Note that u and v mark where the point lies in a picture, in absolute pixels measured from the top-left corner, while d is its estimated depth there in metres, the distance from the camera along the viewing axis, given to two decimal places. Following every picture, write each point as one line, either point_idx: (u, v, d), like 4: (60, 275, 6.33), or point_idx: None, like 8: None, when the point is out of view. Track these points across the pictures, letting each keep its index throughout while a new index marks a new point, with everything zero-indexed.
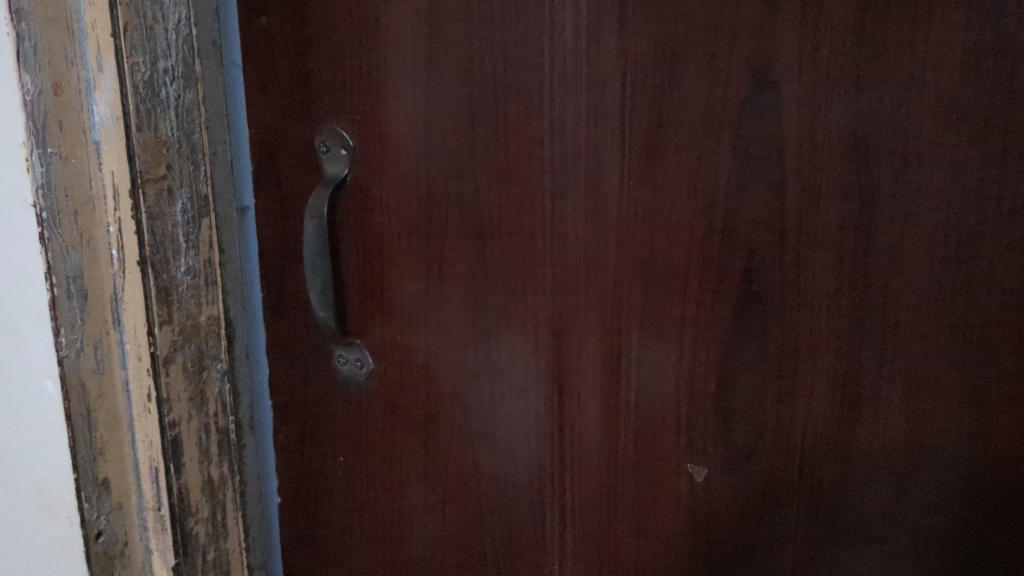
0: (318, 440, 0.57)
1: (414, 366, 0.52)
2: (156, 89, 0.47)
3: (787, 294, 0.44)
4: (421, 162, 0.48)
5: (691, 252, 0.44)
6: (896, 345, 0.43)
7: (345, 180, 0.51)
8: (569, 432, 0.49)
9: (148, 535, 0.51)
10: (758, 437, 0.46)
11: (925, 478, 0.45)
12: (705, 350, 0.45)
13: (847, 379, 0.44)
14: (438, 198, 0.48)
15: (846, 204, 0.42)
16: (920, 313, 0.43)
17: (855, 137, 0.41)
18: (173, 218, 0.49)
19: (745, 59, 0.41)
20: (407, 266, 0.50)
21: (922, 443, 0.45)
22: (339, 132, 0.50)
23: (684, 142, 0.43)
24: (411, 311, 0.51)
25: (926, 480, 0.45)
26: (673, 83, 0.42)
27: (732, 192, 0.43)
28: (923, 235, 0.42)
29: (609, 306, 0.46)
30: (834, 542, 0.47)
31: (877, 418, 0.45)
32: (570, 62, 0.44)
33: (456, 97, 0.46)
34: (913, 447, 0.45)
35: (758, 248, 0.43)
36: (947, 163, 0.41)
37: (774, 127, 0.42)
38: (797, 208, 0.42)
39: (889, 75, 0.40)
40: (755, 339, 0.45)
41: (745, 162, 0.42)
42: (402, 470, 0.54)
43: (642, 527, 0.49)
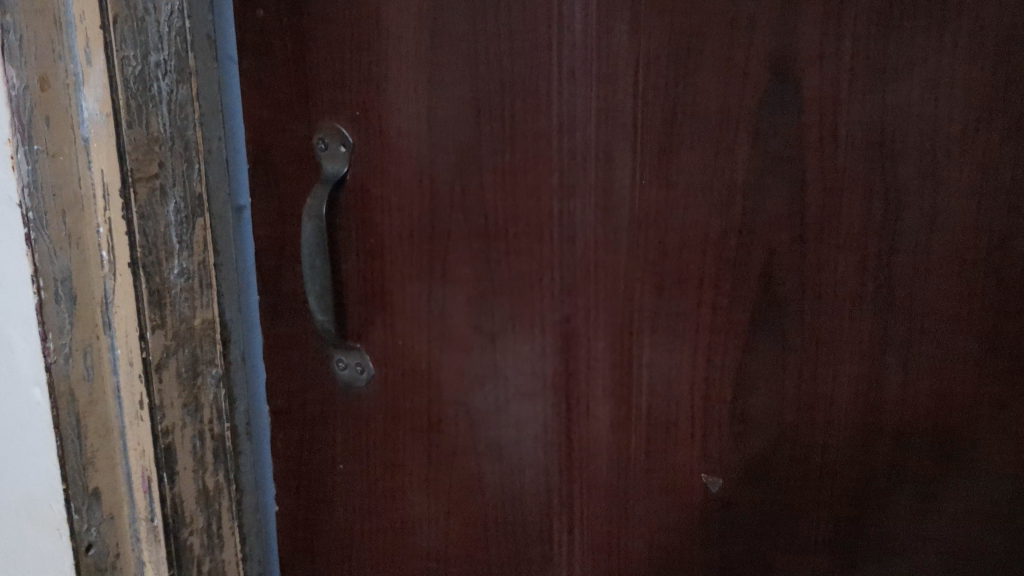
0: (317, 446, 0.55)
1: (417, 373, 0.50)
2: (148, 84, 0.45)
3: (806, 299, 0.41)
4: (423, 161, 0.47)
5: (706, 253, 0.42)
6: (920, 351, 0.40)
7: (344, 178, 0.49)
8: (577, 439, 0.47)
9: (141, 546, 0.49)
10: (775, 447, 0.43)
11: (952, 497, 0.42)
12: (720, 356, 0.43)
13: (870, 389, 0.41)
14: (441, 197, 0.47)
15: (871, 204, 0.39)
16: (950, 321, 0.40)
17: (879, 133, 0.38)
18: (166, 217, 0.47)
19: (765, 51, 0.38)
20: (408, 269, 0.49)
21: (948, 458, 0.41)
22: (338, 129, 0.49)
23: (698, 139, 0.40)
24: (413, 314, 0.49)
25: (952, 499, 0.42)
26: (688, 76, 0.40)
27: (750, 189, 0.40)
28: (951, 238, 0.39)
29: (620, 309, 0.44)
30: (855, 564, 0.44)
31: (899, 432, 0.42)
32: (580, 56, 0.42)
33: (460, 92, 0.45)
34: (939, 462, 0.42)
35: (778, 250, 0.41)
36: (976, 162, 0.38)
37: (794, 122, 0.39)
38: (819, 208, 0.40)
39: (917, 69, 0.37)
40: (773, 343, 0.42)
41: (764, 159, 0.40)
42: (405, 477, 0.53)
43: (654, 538, 0.47)
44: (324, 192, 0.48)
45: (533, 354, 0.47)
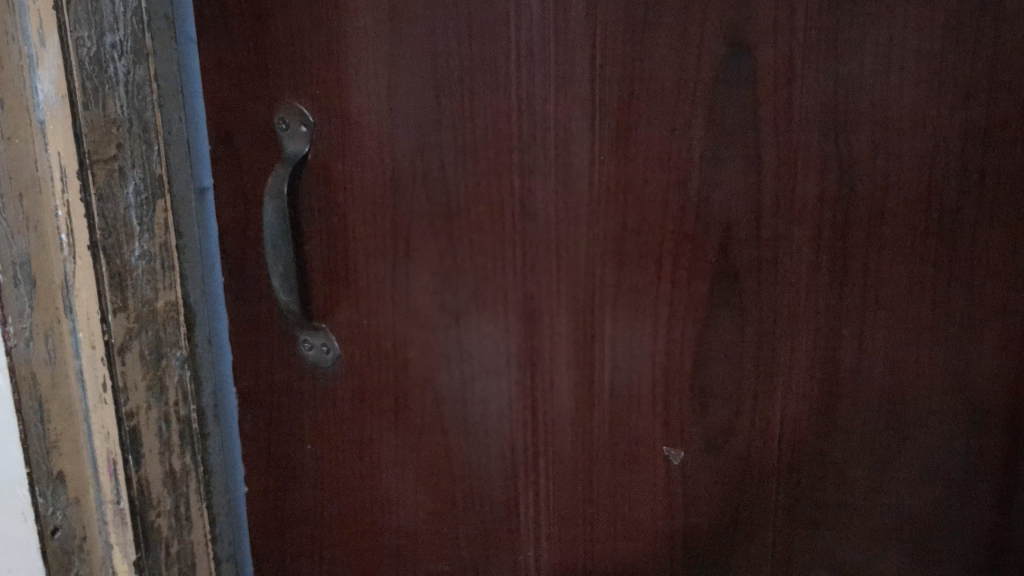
0: (286, 422, 0.55)
1: (383, 349, 0.51)
2: (103, 65, 0.44)
3: (764, 272, 0.41)
4: (384, 140, 0.46)
5: (666, 226, 0.43)
6: (876, 319, 0.40)
7: (305, 157, 0.46)
8: None
9: (107, 530, 0.49)
10: (736, 418, 0.43)
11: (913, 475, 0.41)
12: (679, 323, 0.44)
13: (828, 360, 0.41)
14: (403, 174, 0.48)
15: (824, 176, 0.39)
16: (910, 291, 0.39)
17: (833, 104, 0.38)
18: (126, 199, 0.46)
19: (719, 25, 0.39)
20: (373, 246, 0.49)
21: (903, 424, 0.40)
22: (299, 108, 0.45)
23: (655, 114, 0.41)
24: (379, 291, 0.51)
25: (914, 478, 0.41)
26: (644, 51, 0.41)
27: (706, 163, 0.41)
28: (904, 206, 0.38)
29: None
30: (813, 544, 0.43)
31: (856, 399, 0.41)
32: (536, 33, 0.45)
33: (421, 69, 0.45)
34: (893, 427, 0.40)
35: (736, 222, 0.41)
36: (928, 132, 0.37)
37: (749, 96, 0.39)
38: (774, 179, 0.40)
39: (869, 40, 0.37)
40: (731, 314, 0.42)
41: (720, 133, 0.40)
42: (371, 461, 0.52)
43: (619, 509, 0.48)
44: (285, 171, 0.45)
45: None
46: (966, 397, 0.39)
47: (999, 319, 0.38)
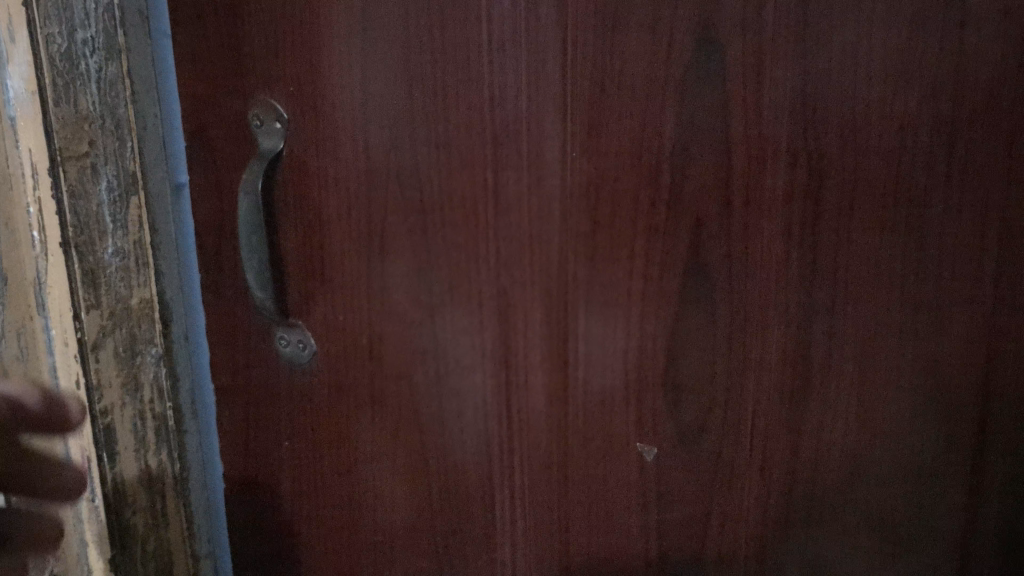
0: (265, 419, 0.54)
1: (358, 344, 0.51)
2: (75, 61, 0.44)
3: (736, 268, 0.41)
4: (358, 134, 0.46)
5: (638, 222, 0.43)
6: (847, 315, 0.40)
7: (281, 155, 0.46)
8: None
9: (83, 528, 0.49)
10: (707, 415, 0.43)
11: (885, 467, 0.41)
12: (653, 323, 0.44)
13: (797, 355, 0.41)
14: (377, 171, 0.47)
15: (794, 172, 0.39)
16: (879, 287, 0.39)
17: (802, 100, 0.38)
18: (98, 196, 0.46)
19: (689, 20, 0.39)
20: (347, 242, 0.48)
21: (873, 409, 0.41)
22: (273, 104, 0.46)
23: (625, 111, 0.41)
24: (357, 287, 0.50)
25: (885, 470, 0.41)
26: (616, 44, 0.40)
27: (677, 158, 0.40)
28: (874, 201, 0.38)
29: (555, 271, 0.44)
30: (788, 540, 0.43)
31: (826, 394, 0.41)
32: (507, 25, 0.43)
33: (393, 65, 0.45)
34: (863, 414, 0.41)
35: (707, 218, 0.41)
36: (896, 128, 0.37)
37: (718, 91, 0.39)
38: (745, 174, 0.39)
39: (835, 37, 0.37)
40: (703, 311, 0.42)
41: (690, 129, 0.40)
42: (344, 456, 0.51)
43: (594, 507, 0.47)
44: (259, 168, 0.46)
45: (472, 314, 0.53)
46: (930, 372, 0.40)
47: (962, 295, 0.39)
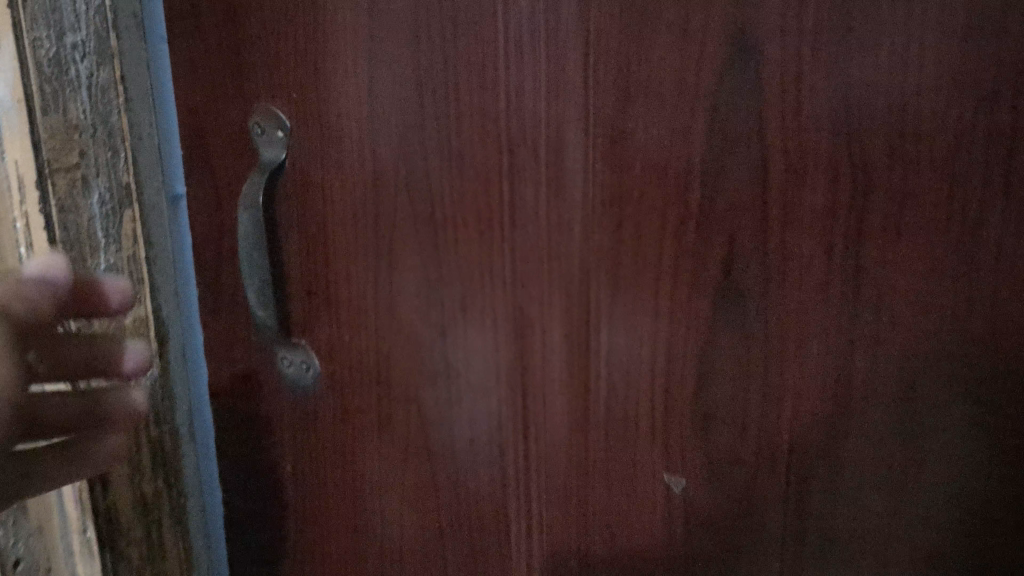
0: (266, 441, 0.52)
1: (365, 364, 0.48)
2: (64, 66, 0.42)
3: (771, 288, 0.38)
4: (364, 142, 0.44)
5: (664, 240, 0.39)
6: (887, 339, 0.37)
7: (282, 165, 0.46)
8: (533, 430, 0.45)
9: (74, 558, 0.47)
10: (740, 442, 0.40)
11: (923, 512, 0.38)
12: (681, 348, 0.40)
13: (838, 383, 0.38)
14: (384, 179, 0.44)
15: (836, 187, 0.36)
16: (930, 315, 0.36)
17: (846, 109, 0.35)
18: (89, 209, 0.44)
19: (722, 25, 0.36)
20: (353, 257, 0.46)
21: (915, 439, 0.37)
22: (274, 111, 0.46)
23: (653, 120, 0.38)
24: (360, 305, 0.47)
25: (924, 514, 0.38)
26: (643, 51, 0.38)
27: (708, 173, 0.38)
28: (922, 216, 0.35)
29: (573, 286, 0.42)
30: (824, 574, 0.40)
31: (863, 424, 0.38)
32: (526, 25, 0.39)
33: (402, 64, 0.42)
34: (905, 445, 0.37)
35: (739, 234, 0.38)
36: (949, 140, 0.34)
37: (754, 102, 0.36)
38: (782, 188, 0.37)
39: (884, 40, 0.34)
40: (736, 334, 0.39)
41: (723, 140, 0.37)
42: (358, 469, 0.50)
43: (616, 539, 0.44)
44: (261, 180, 0.46)
45: None
46: (982, 401, 0.36)
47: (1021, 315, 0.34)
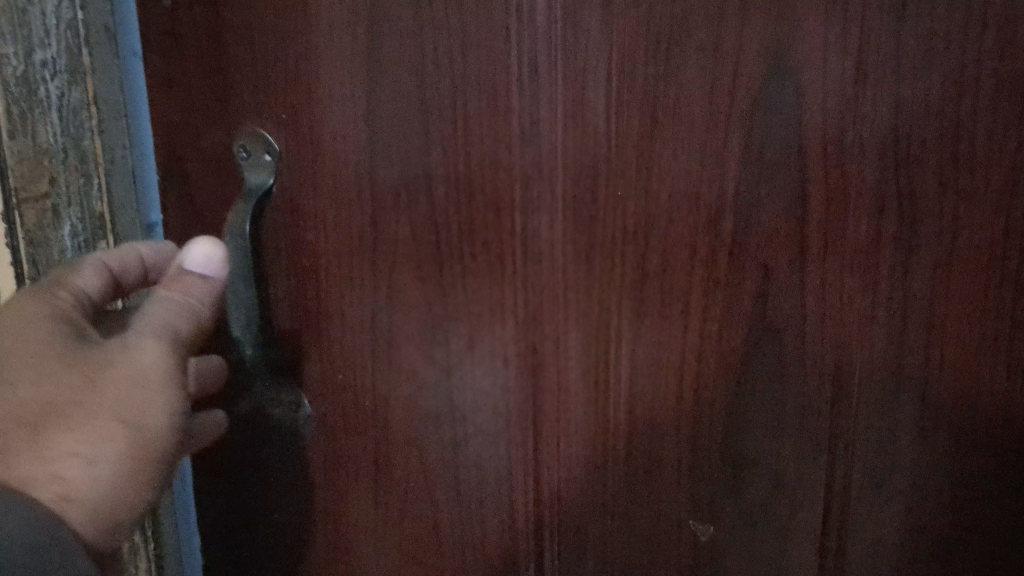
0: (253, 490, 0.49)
1: (359, 406, 0.45)
2: (31, 88, 0.40)
3: (808, 324, 0.36)
4: (362, 170, 0.41)
5: (692, 272, 0.37)
6: (939, 380, 0.34)
7: (270, 191, 0.43)
8: (548, 476, 0.43)
9: None
10: (774, 490, 0.38)
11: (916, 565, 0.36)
12: (708, 387, 0.38)
13: (884, 425, 0.36)
14: (384, 208, 0.41)
15: (883, 219, 0.34)
16: (948, 371, 0.34)
17: (894, 138, 0.33)
18: (59, 243, 0.43)
19: (759, 45, 0.34)
20: (346, 291, 0.43)
21: (967, 484, 0.35)
22: (260, 133, 0.42)
23: (680, 145, 0.36)
24: (354, 343, 0.44)
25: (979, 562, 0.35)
26: (671, 71, 0.35)
27: (742, 202, 0.35)
28: (979, 252, 0.32)
29: (591, 325, 0.41)
30: None
31: (911, 468, 0.36)
32: (541, 45, 0.37)
33: (405, 87, 0.39)
34: (955, 490, 0.35)
35: (775, 268, 0.36)
36: (1007, 174, 0.31)
37: (794, 125, 0.34)
38: (822, 218, 0.34)
39: (936, 65, 0.31)
40: (769, 375, 0.37)
41: (760, 168, 0.35)
42: (345, 516, 0.47)
43: None
44: (246, 208, 0.43)
45: None
46: None
47: None
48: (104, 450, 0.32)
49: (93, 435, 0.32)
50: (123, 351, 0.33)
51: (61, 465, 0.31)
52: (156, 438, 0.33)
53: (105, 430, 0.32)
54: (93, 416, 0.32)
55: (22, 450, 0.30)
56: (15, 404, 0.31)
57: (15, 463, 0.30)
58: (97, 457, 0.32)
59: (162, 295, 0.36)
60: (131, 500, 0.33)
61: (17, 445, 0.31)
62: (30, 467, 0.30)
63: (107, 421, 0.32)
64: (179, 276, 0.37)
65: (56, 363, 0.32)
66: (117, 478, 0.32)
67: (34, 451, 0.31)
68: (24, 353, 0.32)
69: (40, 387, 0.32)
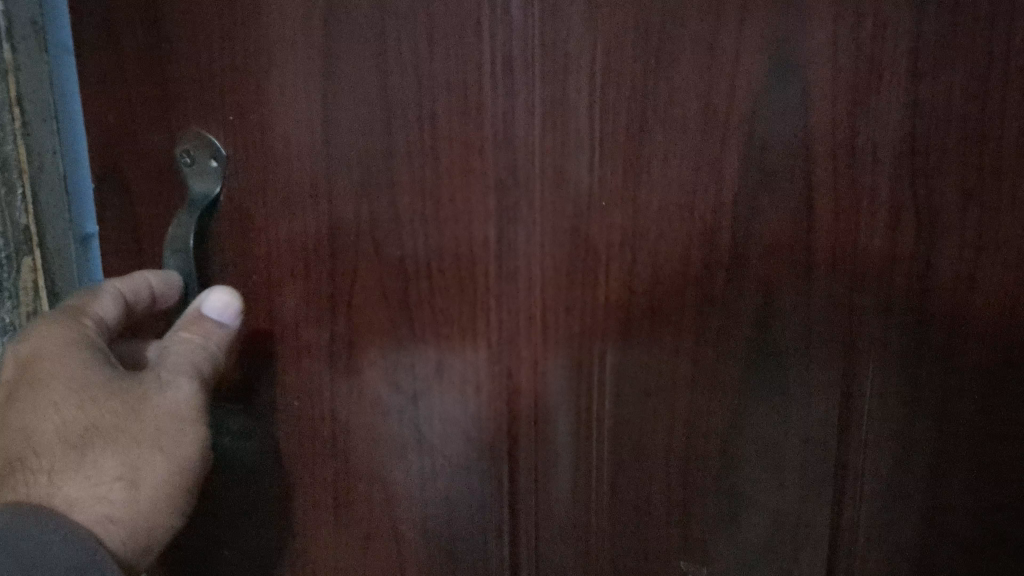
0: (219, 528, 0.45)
1: (319, 434, 0.41)
2: None
3: (814, 344, 0.33)
4: (319, 178, 0.37)
5: (687, 291, 0.33)
6: (954, 381, 0.32)
7: (217, 200, 0.39)
8: (525, 520, 0.37)
9: None
10: (773, 517, 0.36)
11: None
12: (704, 416, 0.35)
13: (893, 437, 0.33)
14: (342, 221, 0.37)
15: (897, 229, 0.31)
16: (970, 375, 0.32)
17: (911, 141, 0.30)
18: None
19: (758, 39, 0.31)
20: (303, 309, 0.39)
21: (986, 486, 0.32)
22: (206, 137, 0.39)
23: (674, 150, 0.32)
24: (314, 366, 0.40)
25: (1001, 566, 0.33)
26: (663, 68, 0.31)
27: (741, 214, 0.32)
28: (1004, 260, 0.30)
29: (577, 350, 0.34)
30: None
31: (925, 476, 0.33)
32: (516, 38, 0.32)
33: (365, 86, 0.35)
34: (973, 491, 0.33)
35: (778, 284, 0.33)
36: None
37: (798, 128, 0.31)
38: (830, 230, 0.32)
39: (958, 63, 0.29)
40: (770, 399, 0.34)
41: (761, 174, 0.32)
42: (306, 551, 0.43)
43: None
44: (191, 218, 0.40)
45: None
46: None
47: None
48: (138, 477, 0.35)
49: (128, 462, 0.35)
50: (158, 385, 0.37)
51: (104, 489, 0.34)
52: (182, 469, 0.36)
53: (142, 457, 0.35)
54: (133, 443, 0.35)
55: (71, 473, 0.34)
56: (64, 428, 0.35)
57: (65, 487, 0.34)
58: (135, 481, 0.35)
59: (183, 340, 0.38)
60: (162, 521, 0.35)
61: (66, 470, 0.34)
62: (78, 491, 0.34)
63: (145, 449, 0.35)
64: (196, 321, 0.39)
65: (101, 391, 0.36)
66: (155, 505, 0.35)
67: (82, 475, 0.34)
68: (71, 379, 0.36)
69: (86, 412, 0.35)
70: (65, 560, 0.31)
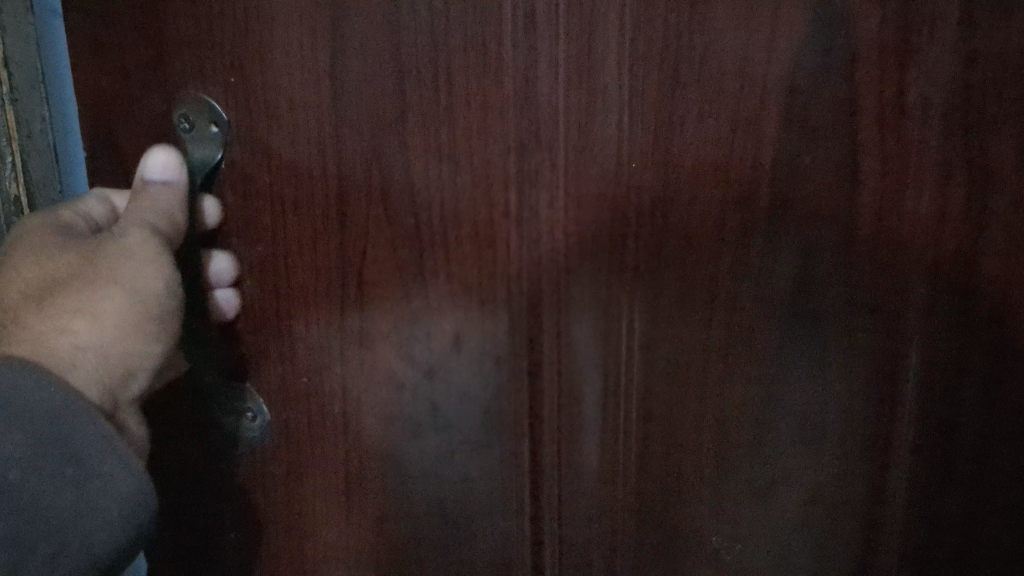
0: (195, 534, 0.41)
1: (324, 419, 0.38)
2: None
3: (855, 311, 0.32)
4: (327, 144, 0.34)
5: (721, 256, 0.32)
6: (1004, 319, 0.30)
7: (218, 168, 0.35)
8: (548, 483, 0.37)
9: None
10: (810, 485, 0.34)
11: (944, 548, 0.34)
12: (737, 385, 0.34)
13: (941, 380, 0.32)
14: (351, 191, 0.34)
15: (949, 191, 0.29)
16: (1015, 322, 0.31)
17: (965, 104, 0.28)
18: None
19: None
20: None
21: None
22: (205, 99, 0.35)
23: (708, 109, 0.31)
24: (317, 351, 0.37)
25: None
26: (697, 20, 0.30)
27: (780, 175, 0.31)
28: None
29: (604, 318, 0.35)
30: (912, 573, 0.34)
31: (976, 413, 0.32)
32: None
33: (376, 46, 0.32)
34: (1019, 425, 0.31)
35: (818, 248, 0.31)
36: None
37: (846, 84, 0.29)
38: (874, 194, 0.30)
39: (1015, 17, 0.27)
40: (806, 369, 0.33)
41: (801, 135, 0.30)
42: (307, 552, 0.40)
43: None
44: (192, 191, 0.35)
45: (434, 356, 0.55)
46: None
47: None
48: (100, 311, 0.32)
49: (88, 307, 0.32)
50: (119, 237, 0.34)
51: (66, 320, 0.31)
52: (154, 299, 0.33)
53: (99, 292, 0.32)
54: (92, 284, 0.32)
55: (32, 310, 0.31)
56: (22, 286, 0.32)
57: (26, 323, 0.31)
58: (97, 315, 0.32)
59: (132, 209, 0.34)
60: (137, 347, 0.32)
61: (27, 315, 0.31)
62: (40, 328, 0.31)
63: (104, 287, 0.32)
64: (142, 187, 0.35)
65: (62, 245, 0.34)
66: (123, 327, 0.32)
67: (43, 313, 0.31)
68: None
69: None
70: (40, 407, 0.28)
